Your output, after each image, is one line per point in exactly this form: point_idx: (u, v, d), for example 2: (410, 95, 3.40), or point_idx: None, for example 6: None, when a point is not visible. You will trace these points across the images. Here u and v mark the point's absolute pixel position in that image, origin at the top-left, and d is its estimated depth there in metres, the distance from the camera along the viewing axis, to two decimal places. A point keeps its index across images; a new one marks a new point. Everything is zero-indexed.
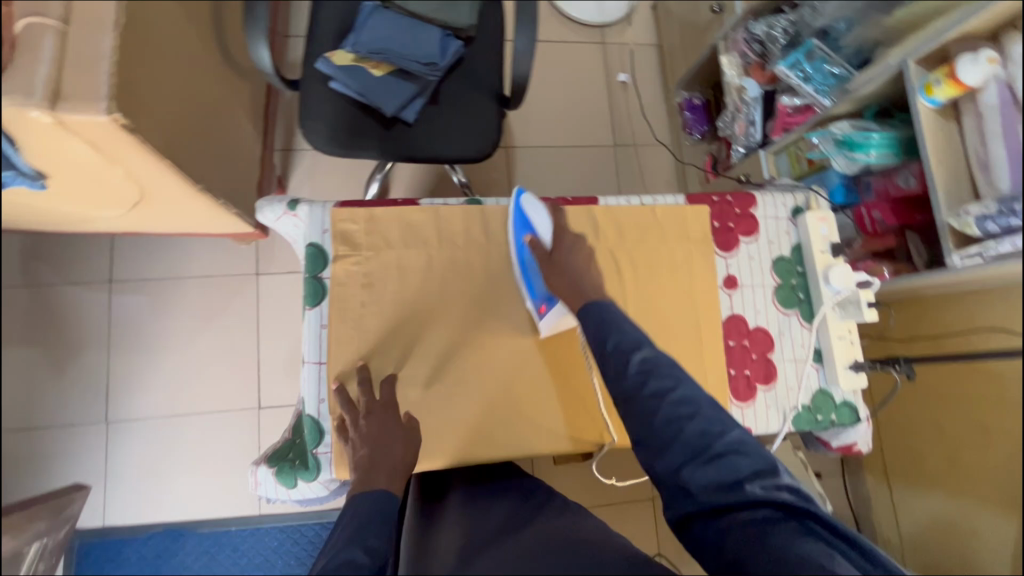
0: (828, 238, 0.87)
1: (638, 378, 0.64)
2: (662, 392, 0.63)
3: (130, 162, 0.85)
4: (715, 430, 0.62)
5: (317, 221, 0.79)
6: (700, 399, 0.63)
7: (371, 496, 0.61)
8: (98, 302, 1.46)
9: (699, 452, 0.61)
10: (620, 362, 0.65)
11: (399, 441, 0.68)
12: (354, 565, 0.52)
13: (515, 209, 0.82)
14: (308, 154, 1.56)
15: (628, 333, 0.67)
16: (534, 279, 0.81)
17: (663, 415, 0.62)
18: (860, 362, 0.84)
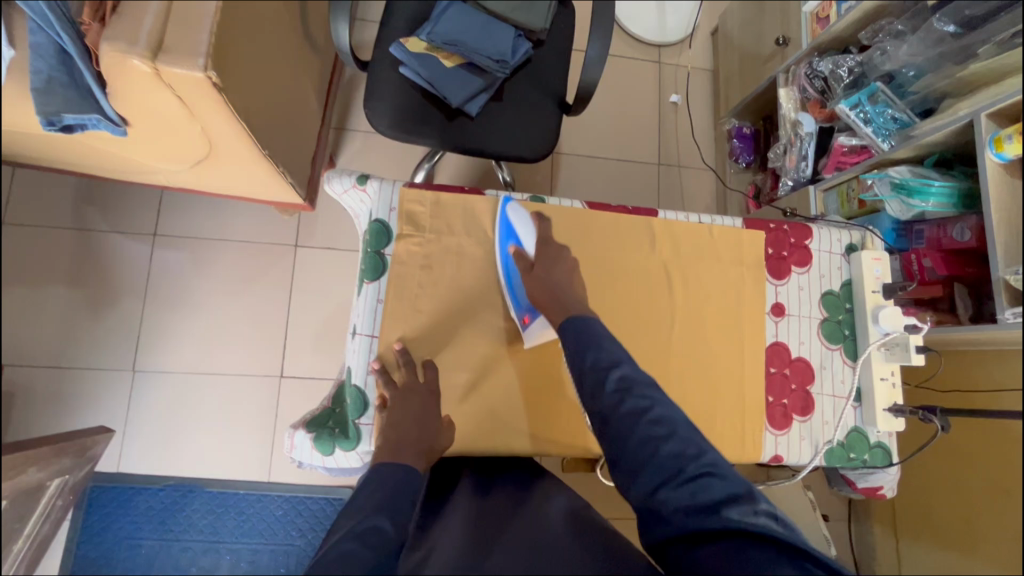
0: (880, 279, 0.87)
1: (615, 395, 0.67)
2: (640, 410, 0.65)
3: (209, 121, 0.87)
4: (688, 452, 0.63)
5: (385, 199, 0.80)
6: (676, 420, 0.66)
7: (393, 467, 0.65)
8: (140, 253, 1.49)
9: (673, 473, 0.62)
10: (595, 381, 0.68)
11: (431, 427, 0.72)
12: (380, 531, 0.56)
13: (501, 219, 0.80)
14: (359, 136, 1.60)
15: (605, 349, 0.71)
16: (518, 288, 0.81)
17: (638, 435, 0.64)
18: (900, 406, 0.84)
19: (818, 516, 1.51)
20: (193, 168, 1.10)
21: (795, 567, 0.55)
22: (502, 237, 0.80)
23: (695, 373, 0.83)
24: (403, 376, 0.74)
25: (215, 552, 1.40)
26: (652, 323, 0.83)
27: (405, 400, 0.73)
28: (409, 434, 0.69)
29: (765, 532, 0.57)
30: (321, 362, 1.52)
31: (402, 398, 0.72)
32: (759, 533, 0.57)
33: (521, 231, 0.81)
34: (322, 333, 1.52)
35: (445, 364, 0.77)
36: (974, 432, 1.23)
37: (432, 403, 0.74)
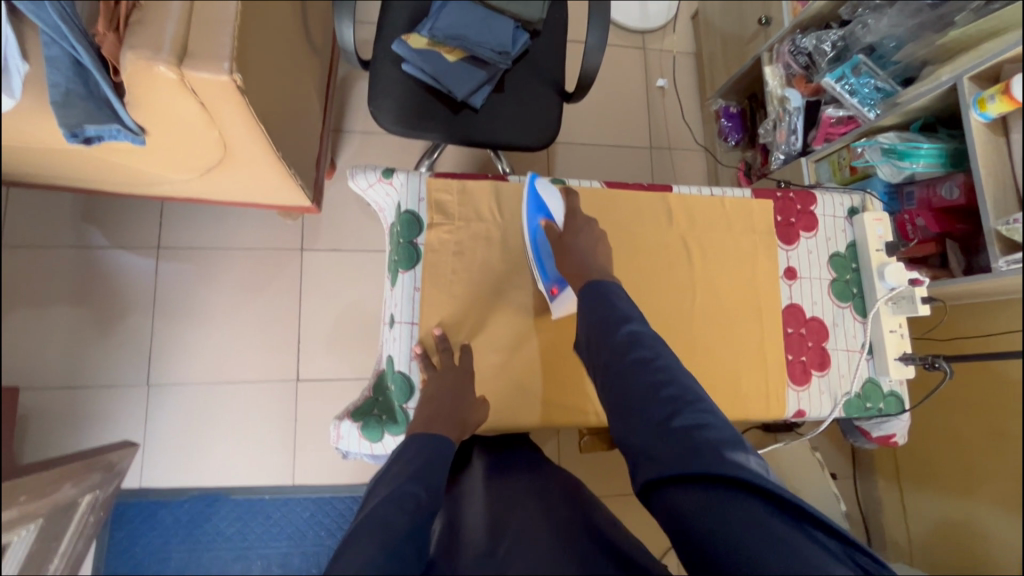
0: (883, 238, 0.92)
1: (625, 345, 0.71)
2: (646, 358, 0.69)
3: (227, 126, 0.88)
4: (688, 396, 0.65)
5: (413, 189, 0.82)
6: (678, 372, 0.68)
7: (423, 439, 0.67)
8: (145, 267, 1.48)
9: (672, 410, 0.63)
10: (607, 332, 0.72)
11: (468, 404, 0.75)
12: (415, 497, 0.58)
13: (529, 191, 0.84)
14: (356, 137, 1.61)
15: (621, 311, 0.74)
16: (545, 260, 0.83)
17: (643, 379, 0.67)
18: (910, 355, 0.89)
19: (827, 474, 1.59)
20: (203, 176, 1.10)
21: (778, 517, 0.55)
22: (532, 210, 0.84)
23: (718, 338, 0.87)
24: (444, 356, 0.78)
25: (246, 558, 1.40)
26: (674, 294, 0.87)
27: (450, 380, 0.76)
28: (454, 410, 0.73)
29: (757, 474, 0.57)
30: (336, 363, 1.52)
31: (441, 376, 0.76)
32: (750, 472, 0.57)
33: (551, 205, 0.85)
34: (335, 334, 1.53)
35: (482, 344, 0.80)
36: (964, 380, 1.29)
37: (470, 381, 0.77)
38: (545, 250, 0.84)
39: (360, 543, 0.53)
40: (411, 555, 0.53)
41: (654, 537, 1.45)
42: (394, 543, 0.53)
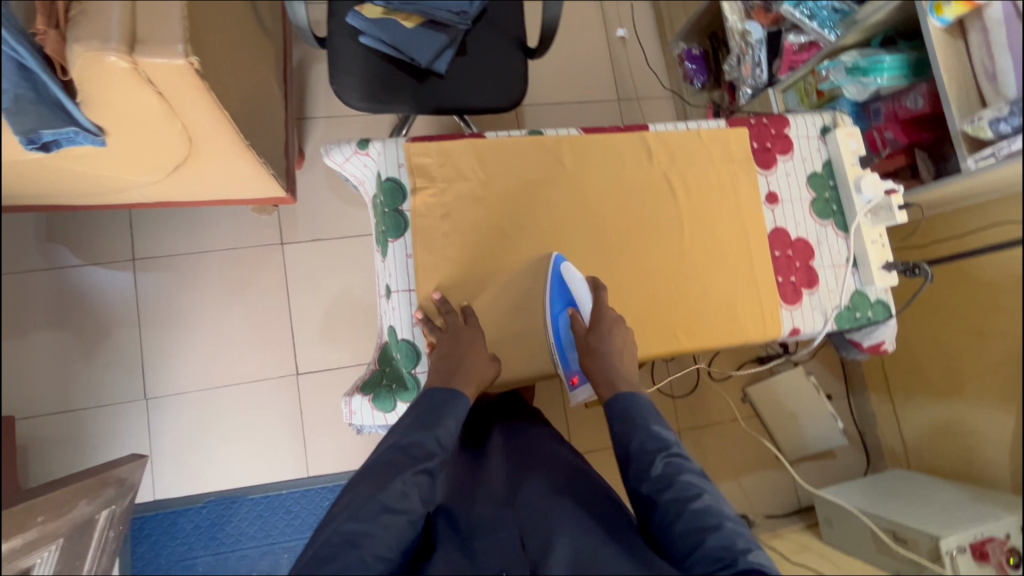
0: (856, 152, 0.95)
1: (661, 481, 0.64)
2: (688, 498, 0.62)
3: (189, 114, 0.85)
4: (737, 544, 0.59)
5: (391, 156, 0.82)
6: (724, 511, 0.61)
7: (442, 395, 0.69)
8: (122, 281, 1.44)
9: (719, 565, 0.58)
10: (642, 463, 0.66)
11: (484, 358, 0.75)
12: (422, 447, 0.64)
13: (554, 279, 0.81)
14: (320, 123, 1.57)
15: (655, 432, 0.68)
16: (567, 348, 0.82)
17: (683, 522, 0.61)
18: (891, 263, 0.92)
19: (823, 396, 1.65)
20: (169, 177, 1.07)
21: None
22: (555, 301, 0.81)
23: (709, 268, 0.88)
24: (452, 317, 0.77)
25: (273, 553, 1.42)
26: (664, 229, 0.88)
27: (460, 336, 0.75)
28: (466, 363, 0.73)
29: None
30: (333, 351, 1.51)
31: (450, 335, 0.75)
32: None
33: (575, 290, 0.82)
34: (328, 323, 1.52)
35: (482, 301, 0.81)
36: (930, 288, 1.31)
37: (480, 338, 0.76)
38: (567, 337, 0.82)
39: (365, 482, 0.61)
40: (417, 498, 0.60)
41: None
42: (400, 484, 0.60)
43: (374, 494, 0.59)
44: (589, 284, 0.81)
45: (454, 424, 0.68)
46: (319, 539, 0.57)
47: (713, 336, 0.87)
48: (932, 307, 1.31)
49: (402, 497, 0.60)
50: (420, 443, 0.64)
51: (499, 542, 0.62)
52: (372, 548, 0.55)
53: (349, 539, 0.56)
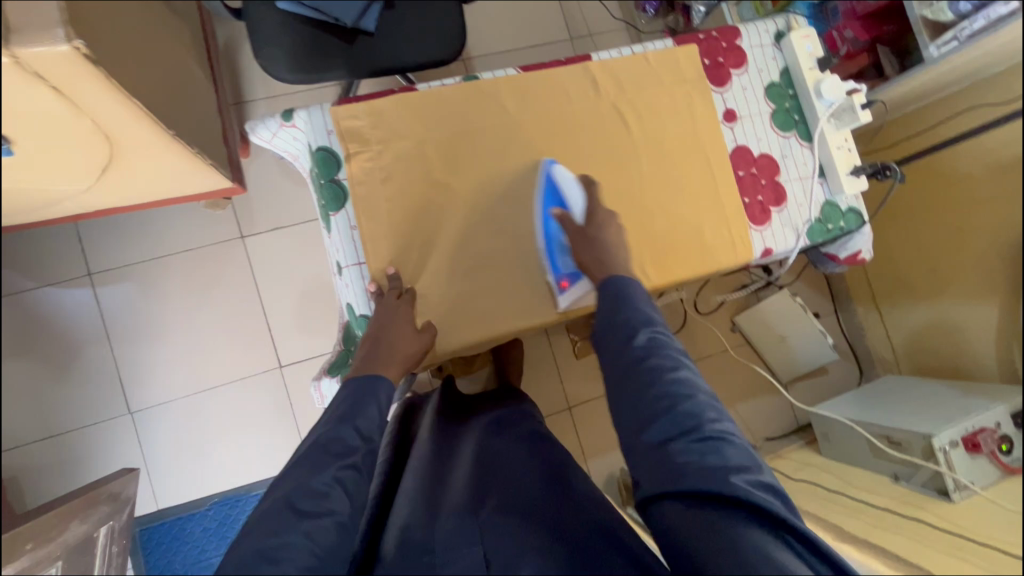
0: (813, 55, 0.90)
1: (641, 351, 0.62)
2: (666, 367, 0.60)
3: (95, 107, 0.80)
4: (707, 413, 0.57)
5: (318, 124, 0.77)
6: (700, 385, 0.60)
7: (363, 380, 0.67)
8: (83, 298, 1.40)
9: (688, 430, 0.56)
10: (625, 334, 0.64)
11: (409, 334, 0.73)
12: (342, 442, 0.61)
13: (546, 179, 0.80)
14: (262, 105, 1.48)
15: (642, 311, 0.66)
16: (558, 253, 0.80)
17: (659, 388, 0.59)
18: (859, 167, 0.89)
19: (811, 316, 1.66)
20: (100, 181, 1.00)
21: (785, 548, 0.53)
22: (546, 200, 0.79)
23: (672, 199, 0.85)
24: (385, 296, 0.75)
25: None
26: (620, 164, 0.84)
27: (398, 311, 0.74)
28: (397, 346, 0.72)
29: (768, 508, 0.53)
30: (312, 340, 1.48)
31: (380, 310, 0.74)
32: (759, 505, 0.53)
33: (568, 193, 0.79)
34: (303, 311, 1.48)
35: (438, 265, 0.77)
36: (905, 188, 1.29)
37: (409, 316, 0.74)
38: (560, 241, 0.80)
39: (286, 481, 0.57)
40: (340, 496, 0.57)
41: None
42: (321, 483, 0.57)
43: (288, 499, 0.55)
44: (581, 183, 0.78)
45: (374, 412, 0.66)
46: (230, 557, 0.51)
47: (683, 268, 0.84)
48: (903, 210, 1.31)
49: (323, 497, 0.56)
50: (339, 437, 0.61)
51: (462, 556, 0.62)
52: (294, 557, 0.51)
53: (263, 554, 0.50)
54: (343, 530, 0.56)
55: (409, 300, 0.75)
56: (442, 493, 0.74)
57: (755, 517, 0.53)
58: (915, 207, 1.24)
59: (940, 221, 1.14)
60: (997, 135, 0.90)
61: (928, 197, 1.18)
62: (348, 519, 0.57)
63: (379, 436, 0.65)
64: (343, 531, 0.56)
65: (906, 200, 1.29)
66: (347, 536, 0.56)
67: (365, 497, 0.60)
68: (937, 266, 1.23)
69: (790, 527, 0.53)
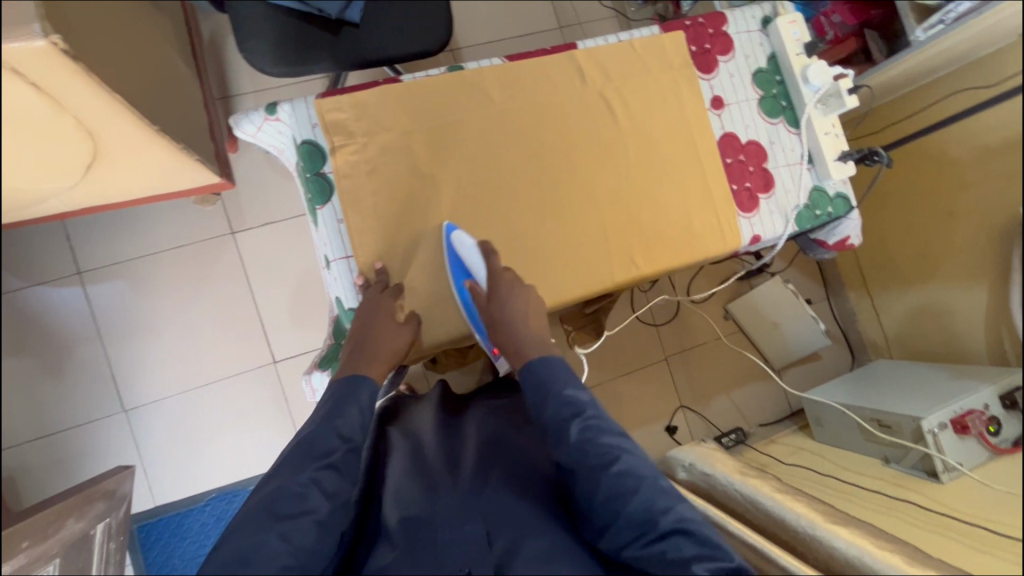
0: (800, 40, 0.90)
1: (578, 451, 0.60)
2: (605, 463, 0.58)
3: (76, 104, 0.79)
4: (657, 506, 0.56)
5: (302, 117, 0.77)
6: (642, 472, 0.58)
7: (348, 379, 0.67)
8: (73, 297, 1.39)
9: (641, 531, 0.55)
10: (558, 433, 0.61)
11: (392, 330, 0.73)
12: (322, 442, 0.61)
13: (449, 252, 0.77)
14: (249, 99, 1.47)
15: (568, 398, 0.63)
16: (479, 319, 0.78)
17: (604, 490, 0.57)
18: (846, 153, 0.89)
19: (803, 302, 1.67)
20: (85, 179, 0.98)
21: None
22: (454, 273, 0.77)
23: (659, 187, 0.85)
24: (370, 291, 0.76)
25: None
26: (607, 152, 0.83)
27: (383, 306, 0.74)
28: (381, 341, 0.72)
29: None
30: (305, 335, 1.48)
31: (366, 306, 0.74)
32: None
33: (471, 262, 0.76)
34: (296, 306, 1.48)
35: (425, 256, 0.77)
36: (895, 172, 1.29)
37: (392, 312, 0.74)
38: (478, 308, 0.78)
39: (267, 483, 0.58)
40: (318, 496, 0.57)
41: (663, 401, 1.68)
42: (299, 486, 0.57)
43: (267, 503, 0.55)
44: (479, 251, 0.75)
45: (356, 411, 0.65)
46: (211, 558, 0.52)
47: (672, 257, 0.85)
48: (896, 193, 1.30)
49: (302, 499, 0.56)
50: (320, 438, 0.61)
51: (464, 531, 0.61)
52: (269, 560, 0.51)
53: (240, 557, 0.51)
54: (323, 532, 0.55)
55: (395, 295, 0.76)
56: (437, 472, 0.73)
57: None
58: (906, 192, 1.25)
59: (928, 203, 1.15)
60: (983, 119, 0.90)
61: (919, 181, 1.18)
62: (328, 520, 0.56)
63: (364, 434, 0.64)
64: (323, 532, 0.55)
65: (897, 183, 1.30)
66: (327, 538, 0.56)
67: (348, 498, 0.59)
68: (926, 251, 1.24)
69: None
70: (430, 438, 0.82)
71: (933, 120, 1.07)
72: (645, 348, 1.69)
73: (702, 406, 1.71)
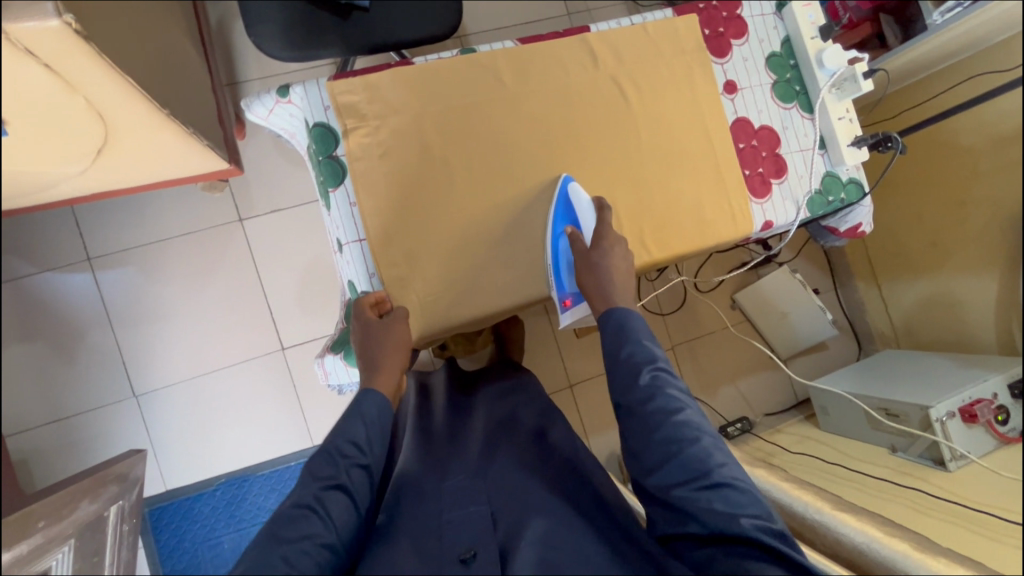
0: (815, 24, 0.89)
1: (646, 392, 0.63)
2: (669, 408, 0.61)
3: (89, 85, 0.79)
4: (714, 456, 0.58)
5: (315, 99, 0.77)
6: (706, 427, 0.61)
7: (352, 400, 0.69)
8: (83, 283, 1.40)
9: (694, 475, 0.57)
10: (628, 373, 0.65)
11: (391, 338, 0.74)
12: (329, 463, 0.63)
13: (560, 196, 0.79)
14: (256, 85, 1.47)
15: (644, 346, 0.67)
16: (565, 269, 0.80)
17: (665, 431, 0.60)
18: (859, 138, 0.89)
19: (811, 292, 1.67)
20: (95, 164, 0.98)
21: None
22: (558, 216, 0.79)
23: (671, 172, 0.84)
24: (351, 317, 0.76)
25: None
26: (619, 136, 0.83)
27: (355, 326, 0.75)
28: (389, 350, 0.74)
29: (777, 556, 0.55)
30: (314, 322, 1.48)
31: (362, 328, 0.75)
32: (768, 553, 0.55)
33: (580, 210, 0.79)
34: (305, 293, 1.48)
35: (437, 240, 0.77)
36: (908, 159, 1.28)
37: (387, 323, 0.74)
38: (568, 257, 0.80)
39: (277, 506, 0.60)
40: (320, 518, 0.58)
41: None
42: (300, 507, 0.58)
43: (273, 526, 0.57)
44: (594, 205, 0.79)
45: (361, 429, 0.67)
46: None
47: (684, 242, 0.84)
48: (909, 181, 1.29)
49: (301, 520, 0.57)
50: (325, 460, 0.63)
51: (468, 514, 0.62)
52: None
53: None
54: (325, 553, 0.57)
55: (365, 302, 0.75)
56: (442, 456, 0.74)
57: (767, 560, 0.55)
58: (919, 180, 1.24)
59: (941, 188, 1.14)
60: (998, 105, 0.90)
61: (933, 168, 1.17)
62: (330, 541, 0.57)
63: (370, 454, 0.66)
64: (324, 554, 0.56)
65: (911, 171, 1.28)
66: (329, 559, 0.57)
67: (352, 518, 0.61)
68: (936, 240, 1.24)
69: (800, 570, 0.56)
70: (434, 421, 0.83)
71: (945, 109, 1.07)
72: (653, 337, 1.69)
73: (708, 395, 1.71)
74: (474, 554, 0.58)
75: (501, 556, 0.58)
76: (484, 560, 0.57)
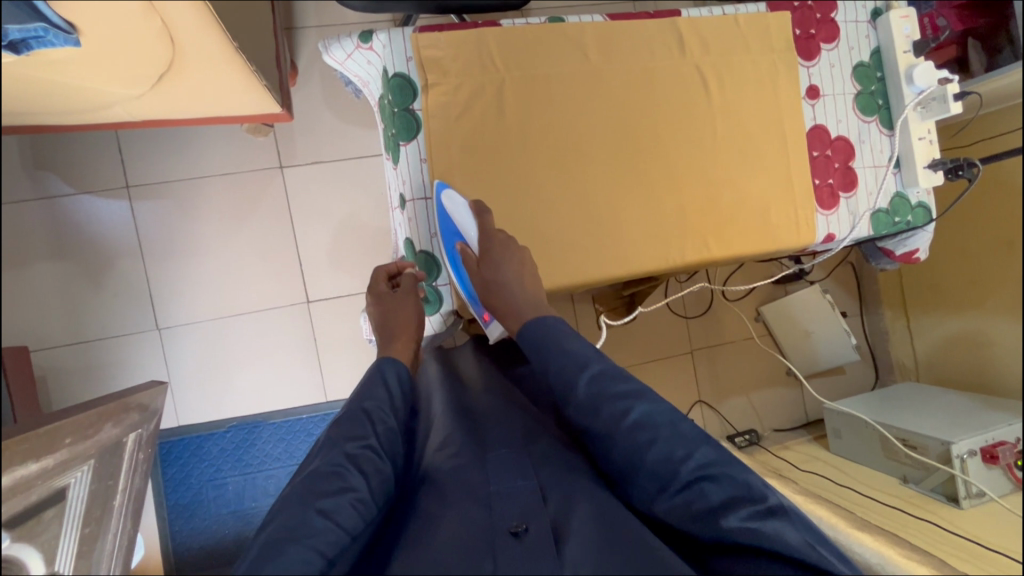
0: (909, 37, 0.87)
1: (586, 408, 0.58)
2: (616, 417, 0.56)
3: (168, 7, 0.77)
4: (676, 454, 0.53)
5: (398, 48, 0.76)
6: (657, 419, 0.55)
7: (372, 369, 0.69)
8: (118, 210, 1.39)
9: (665, 483, 0.53)
10: (566, 389, 0.60)
11: (400, 309, 0.79)
12: (356, 421, 0.61)
13: (440, 210, 0.76)
14: (313, 33, 1.45)
15: (570, 355, 0.61)
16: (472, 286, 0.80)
17: (621, 442, 0.56)
18: (938, 161, 0.87)
19: (837, 314, 1.66)
20: (154, 90, 0.98)
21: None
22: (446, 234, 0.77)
23: (742, 171, 0.82)
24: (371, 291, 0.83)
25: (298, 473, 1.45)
26: (695, 127, 0.81)
27: (374, 304, 0.81)
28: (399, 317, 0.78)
29: (779, 545, 0.48)
30: (343, 279, 1.48)
31: (378, 300, 0.81)
32: (766, 545, 0.48)
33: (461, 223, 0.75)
34: (337, 251, 1.48)
35: (490, 212, 0.73)
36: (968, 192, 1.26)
37: (401, 298, 0.80)
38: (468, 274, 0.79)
39: (304, 469, 0.57)
40: (355, 473, 0.55)
41: (683, 394, 1.68)
42: (333, 464, 0.55)
43: (306, 484, 0.53)
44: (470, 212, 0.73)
45: (385, 395, 0.66)
46: (256, 540, 0.49)
47: (747, 241, 0.83)
48: (964, 211, 1.27)
49: (337, 476, 0.54)
50: (353, 422, 0.60)
51: (516, 487, 0.59)
52: (314, 536, 0.48)
53: (284, 536, 0.48)
54: (363, 509, 0.53)
55: (379, 278, 0.84)
56: (482, 428, 0.72)
57: (772, 552, 0.49)
58: (975, 214, 1.22)
59: (1002, 223, 1.11)
60: None
61: (996, 201, 1.15)
62: (367, 497, 0.54)
63: (395, 418, 0.65)
64: (363, 509, 0.53)
65: (967, 203, 1.26)
66: (367, 516, 0.53)
67: (385, 478, 0.57)
68: (970, 278, 1.24)
69: (812, 546, 0.49)
70: (472, 397, 0.81)
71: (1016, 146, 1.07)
72: (675, 337, 1.68)
73: (720, 404, 1.71)
74: (526, 527, 0.53)
75: (554, 530, 0.54)
76: (536, 533, 0.53)
